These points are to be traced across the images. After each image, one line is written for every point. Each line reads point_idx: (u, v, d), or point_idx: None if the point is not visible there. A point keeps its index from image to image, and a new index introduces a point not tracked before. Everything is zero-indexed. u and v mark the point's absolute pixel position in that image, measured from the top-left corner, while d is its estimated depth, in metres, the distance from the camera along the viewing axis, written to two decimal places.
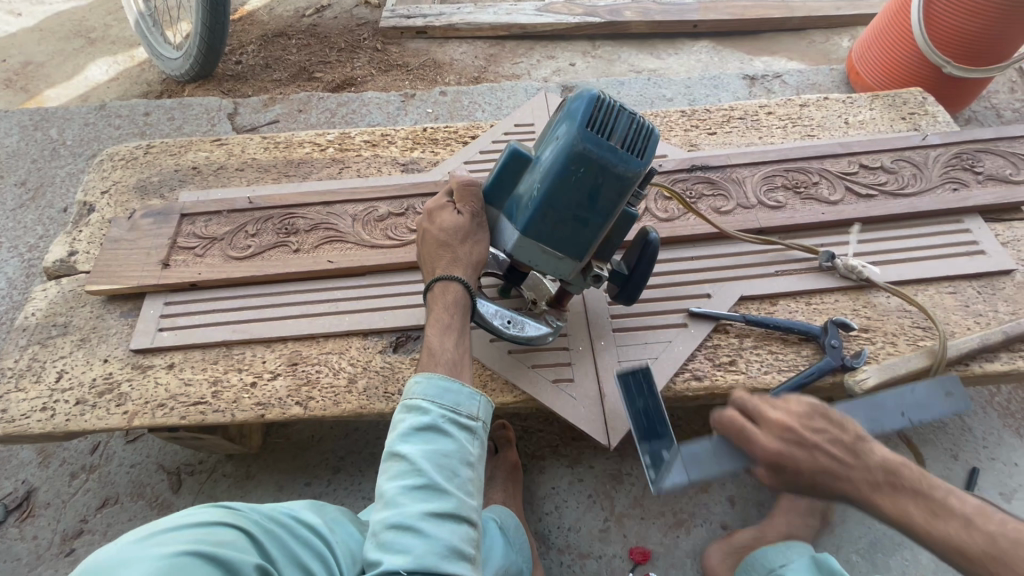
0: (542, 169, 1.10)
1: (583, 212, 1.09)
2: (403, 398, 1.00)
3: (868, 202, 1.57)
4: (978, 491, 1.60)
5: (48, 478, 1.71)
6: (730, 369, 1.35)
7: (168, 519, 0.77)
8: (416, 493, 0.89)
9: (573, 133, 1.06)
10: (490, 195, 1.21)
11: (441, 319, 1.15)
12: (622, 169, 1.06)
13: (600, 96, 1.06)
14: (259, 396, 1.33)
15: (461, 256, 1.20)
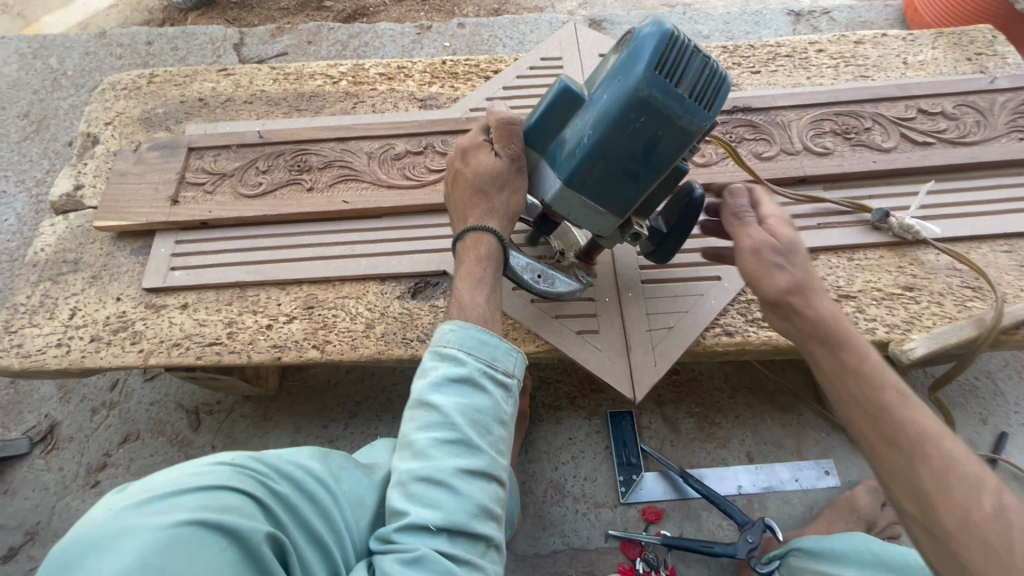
0: (597, 112, 0.99)
1: (636, 163, 1.00)
2: (434, 346, 0.94)
3: (925, 150, 1.45)
4: (1006, 456, 1.56)
5: (71, 413, 1.73)
6: (764, 325, 1.29)
7: (163, 478, 0.71)
8: (446, 448, 0.86)
9: (638, 74, 0.94)
10: (533, 134, 1.10)
11: (471, 270, 1.09)
12: (688, 121, 0.95)
13: (674, 32, 0.93)
14: (274, 339, 1.30)
15: (498, 206, 1.12)
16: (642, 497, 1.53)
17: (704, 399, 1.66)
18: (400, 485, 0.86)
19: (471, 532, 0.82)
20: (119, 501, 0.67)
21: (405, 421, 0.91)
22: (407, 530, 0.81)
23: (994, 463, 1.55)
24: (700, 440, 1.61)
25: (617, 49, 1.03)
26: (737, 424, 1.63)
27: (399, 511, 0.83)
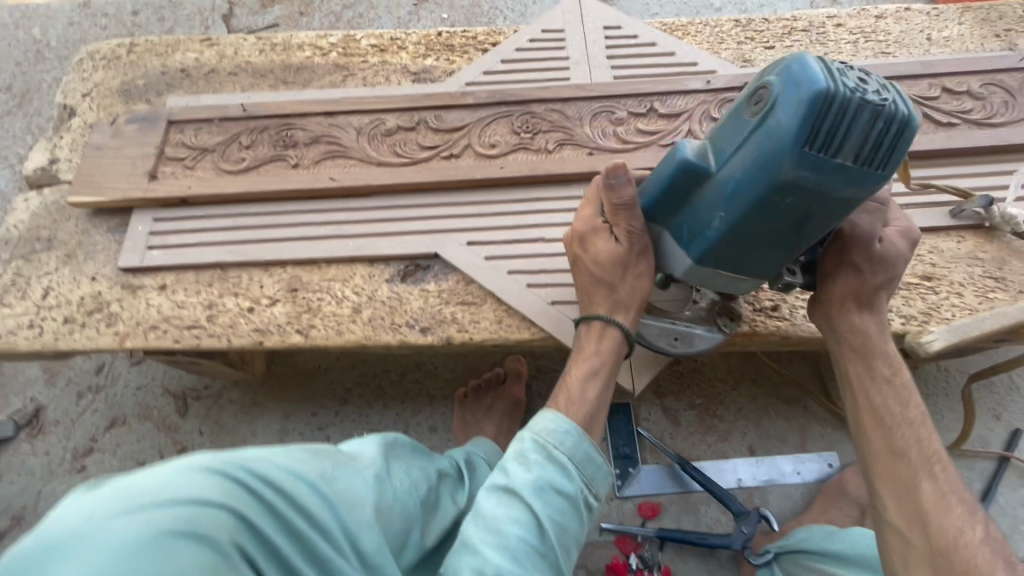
0: (727, 192, 0.86)
1: (785, 238, 0.87)
2: (542, 441, 0.88)
3: (948, 132, 1.36)
4: (1019, 454, 1.50)
5: (54, 396, 1.69)
6: (772, 315, 1.23)
7: (124, 486, 0.60)
8: (540, 565, 0.79)
9: (788, 151, 0.77)
10: (655, 211, 1.00)
11: (584, 362, 1.01)
12: (851, 192, 0.79)
13: (826, 91, 0.74)
14: (257, 323, 1.23)
15: (622, 295, 1.04)
16: (639, 490, 1.49)
17: (706, 391, 1.60)
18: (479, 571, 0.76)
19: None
20: (69, 513, 0.57)
21: (493, 504, 0.82)
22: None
23: (1006, 461, 1.49)
24: (701, 433, 1.55)
25: (749, 96, 0.84)
26: (740, 416, 1.57)
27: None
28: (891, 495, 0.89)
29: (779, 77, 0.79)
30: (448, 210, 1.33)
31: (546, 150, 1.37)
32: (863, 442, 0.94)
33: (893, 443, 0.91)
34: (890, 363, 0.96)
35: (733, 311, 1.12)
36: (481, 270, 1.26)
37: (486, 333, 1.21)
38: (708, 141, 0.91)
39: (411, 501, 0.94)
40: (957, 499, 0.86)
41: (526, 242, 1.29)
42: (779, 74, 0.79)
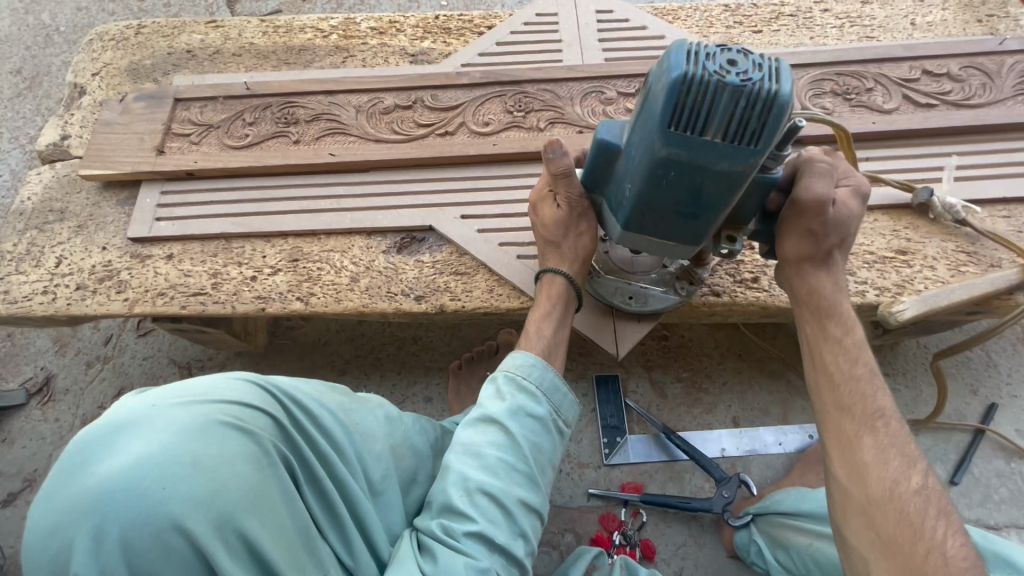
0: (632, 165, 0.96)
1: (688, 207, 0.96)
2: (514, 376, 1.04)
3: (927, 112, 1.41)
4: (994, 427, 1.55)
5: (65, 366, 1.75)
6: (752, 286, 1.28)
7: (186, 385, 0.79)
8: (516, 478, 0.95)
9: (654, 135, 0.89)
10: (586, 185, 1.12)
11: (544, 312, 1.16)
12: (726, 164, 0.88)
13: (684, 74, 0.84)
14: (259, 291, 1.29)
15: (566, 251, 1.17)
16: (627, 459, 1.54)
17: (692, 365, 1.66)
18: (463, 482, 0.92)
19: (518, 557, 0.91)
20: (146, 397, 0.77)
21: (471, 430, 0.98)
22: (468, 536, 0.88)
23: (981, 434, 1.55)
24: (687, 405, 1.61)
25: (646, 83, 0.95)
26: (725, 389, 1.63)
27: (462, 513, 0.90)
28: (837, 450, 0.95)
29: (658, 64, 0.89)
30: (443, 185, 1.38)
31: (537, 129, 1.42)
32: (817, 399, 1.01)
33: (841, 400, 0.97)
34: (846, 325, 1.04)
35: (695, 272, 1.21)
36: (474, 242, 1.31)
37: (478, 302, 1.27)
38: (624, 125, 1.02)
39: (423, 444, 1.07)
40: (897, 455, 0.90)
41: (517, 215, 1.34)
42: (659, 61, 0.89)
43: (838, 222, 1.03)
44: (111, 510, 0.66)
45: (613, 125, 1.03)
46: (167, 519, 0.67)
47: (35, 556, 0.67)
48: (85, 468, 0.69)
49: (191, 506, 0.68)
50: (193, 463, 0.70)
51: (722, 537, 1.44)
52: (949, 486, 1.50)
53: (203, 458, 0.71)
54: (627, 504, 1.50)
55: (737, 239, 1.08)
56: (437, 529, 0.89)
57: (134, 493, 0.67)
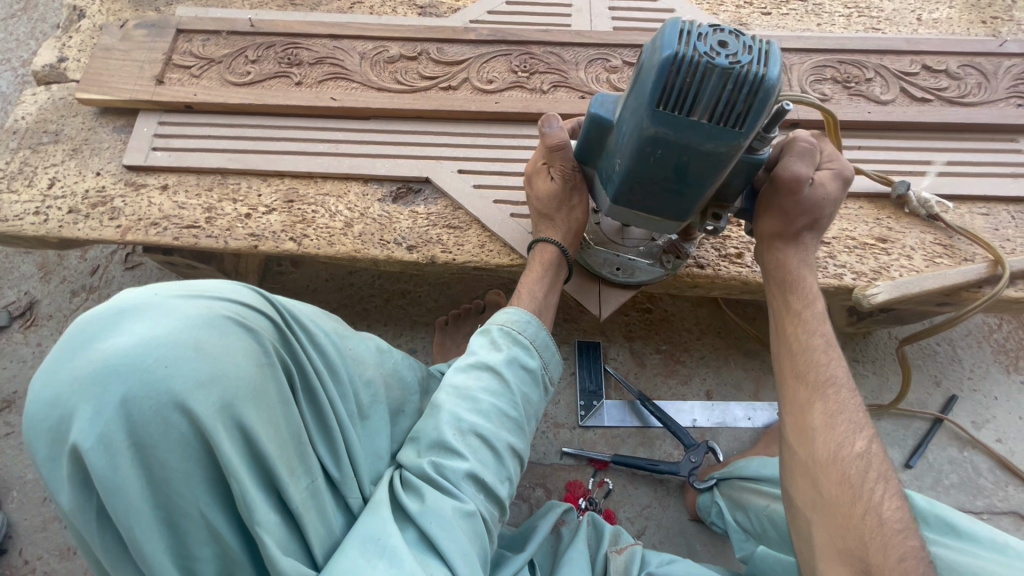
0: (621, 142, 0.98)
1: (676, 186, 0.98)
2: (509, 329, 1.09)
3: (921, 107, 1.44)
4: (952, 417, 1.63)
5: (50, 293, 1.75)
6: (737, 262, 1.31)
7: (197, 284, 0.79)
8: (506, 424, 1.01)
9: (641, 111, 0.90)
10: (580, 158, 1.12)
11: (535, 277, 1.19)
12: (712, 145, 0.90)
13: (673, 54, 0.84)
14: (252, 228, 1.30)
15: (560, 223, 1.19)
16: (601, 423, 1.59)
17: (673, 339, 1.71)
18: (457, 422, 0.96)
19: (502, 498, 0.97)
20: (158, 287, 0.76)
21: (465, 375, 1.03)
22: (460, 475, 0.92)
23: (939, 423, 1.62)
24: (663, 376, 1.66)
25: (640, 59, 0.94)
26: (701, 363, 1.68)
27: (456, 451, 0.94)
28: (792, 416, 1.00)
29: (651, 41, 0.89)
30: (443, 139, 1.39)
31: (540, 91, 1.43)
32: (779, 370, 1.07)
33: (796, 368, 1.03)
34: (807, 298, 1.09)
35: (682, 247, 1.24)
36: (469, 197, 1.33)
37: (469, 256, 1.29)
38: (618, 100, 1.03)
39: (411, 380, 1.10)
40: (844, 420, 0.94)
41: (514, 174, 1.35)
42: (653, 37, 0.89)
43: (816, 203, 1.06)
44: (120, 383, 0.67)
45: (606, 98, 1.02)
46: (175, 400, 0.68)
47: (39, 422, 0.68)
48: (96, 342, 0.69)
49: (199, 393, 0.69)
50: (203, 354, 0.71)
51: (686, 500, 1.50)
52: (903, 468, 1.58)
53: (213, 352, 0.72)
54: (594, 474, 1.54)
55: (722, 217, 1.12)
56: (428, 467, 0.92)
57: (144, 371, 0.68)
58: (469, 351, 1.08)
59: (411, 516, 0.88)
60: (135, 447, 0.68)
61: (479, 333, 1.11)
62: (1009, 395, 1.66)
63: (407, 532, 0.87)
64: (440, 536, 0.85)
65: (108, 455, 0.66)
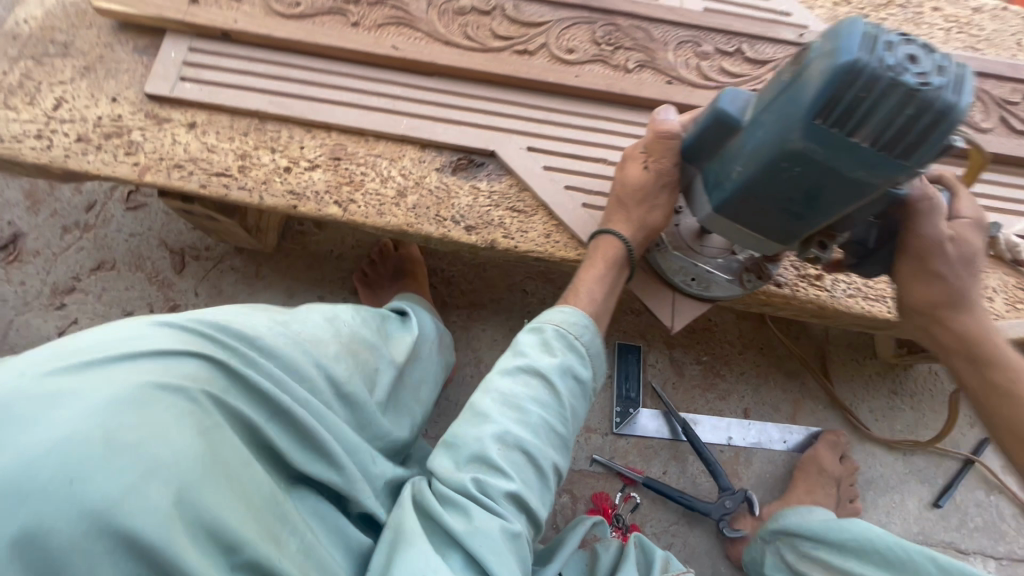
0: (749, 148, 0.84)
1: (799, 207, 0.87)
2: (566, 333, 0.96)
3: (1020, 140, 1.35)
4: (983, 459, 1.60)
5: (39, 226, 1.57)
6: (816, 284, 1.22)
7: (77, 344, 0.68)
8: (554, 440, 0.91)
9: (793, 122, 0.76)
10: (687, 152, 0.99)
11: (597, 273, 1.06)
12: (865, 174, 0.78)
13: (855, 62, 0.70)
14: (292, 184, 1.15)
15: (636, 218, 1.06)
16: (634, 432, 1.51)
17: (714, 350, 1.62)
18: (501, 436, 0.86)
19: (542, 518, 0.89)
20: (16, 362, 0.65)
21: (512, 380, 0.91)
22: (505, 495, 0.83)
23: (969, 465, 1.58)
24: (701, 389, 1.58)
25: (797, 57, 0.79)
26: (741, 380, 1.61)
27: (500, 469, 0.84)
28: None
29: (824, 40, 0.74)
30: (513, 110, 1.24)
31: (624, 69, 1.29)
32: None
33: None
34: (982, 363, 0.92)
35: (766, 267, 1.11)
36: (538, 179, 1.19)
37: (532, 245, 1.17)
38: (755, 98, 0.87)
39: (371, 337, 1.01)
40: None
41: (589, 159, 1.22)
42: (826, 36, 0.74)
43: (966, 258, 0.96)
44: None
45: (738, 94, 0.89)
46: (61, 495, 0.56)
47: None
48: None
49: (86, 483, 0.58)
50: (84, 431, 0.59)
51: (728, 551, 1.44)
52: (931, 507, 1.55)
53: (102, 424, 0.61)
54: (622, 488, 1.46)
55: (829, 246, 0.97)
56: (470, 485, 0.83)
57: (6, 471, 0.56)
58: (517, 351, 0.95)
59: (455, 537, 0.79)
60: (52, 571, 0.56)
61: (528, 330, 0.98)
62: None
63: (453, 557, 0.78)
64: (488, 560, 0.78)
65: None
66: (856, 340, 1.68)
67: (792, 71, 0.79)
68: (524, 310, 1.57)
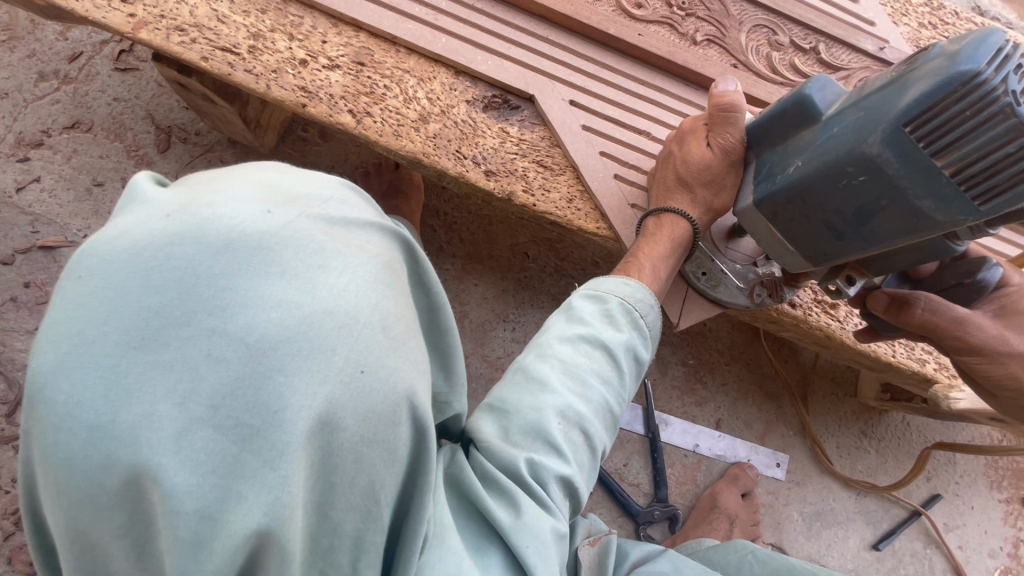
0: (819, 143, 0.76)
1: (845, 223, 0.78)
2: (630, 306, 0.88)
3: None
4: (929, 513, 1.62)
5: (13, 65, 1.41)
6: (830, 313, 1.17)
7: (246, 195, 0.47)
8: (605, 422, 0.84)
9: (878, 126, 0.68)
10: (752, 136, 0.90)
11: (662, 252, 0.97)
12: (930, 206, 0.69)
13: (977, 73, 0.62)
14: (305, 80, 1.02)
15: (699, 200, 0.98)
16: None
17: (702, 356, 1.58)
18: (563, 411, 0.78)
19: (581, 506, 0.83)
20: (167, 218, 0.45)
21: (574, 349, 0.84)
22: (557, 480, 0.75)
23: (916, 516, 1.61)
24: (680, 392, 1.55)
25: (912, 59, 0.71)
26: (720, 391, 1.58)
27: (557, 448, 0.76)
28: None
29: (951, 43, 0.66)
30: (562, 56, 1.13)
31: (691, 40, 1.19)
32: None
33: None
34: None
35: (782, 289, 1.05)
36: (573, 137, 1.09)
37: (553, 207, 1.07)
38: (842, 96, 0.79)
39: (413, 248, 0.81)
40: None
41: (632, 129, 1.12)
42: (955, 39, 0.65)
43: (1001, 309, 0.91)
44: (204, 406, 0.41)
45: (827, 84, 0.80)
46: (317, 410, 0.44)
47: (79, 493, 0.42)
48: (104, 344, 0.41)
49: (351, 393, 0.46)
50: (325, 330, 0.45)
51: None
52: (870, 548, 1.57)
53: (350, 318, 0.46)
54: None
55: (857, 282, 0.89)
56: (523, 466, 0.73)
57: (252, 376, 0.42)
58: (578, 319, 0.87)
59: (498, 529, 0.69)
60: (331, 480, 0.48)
61: (589, 297, 0.90)
62: (985, 508, 1.67)
63: (494, 552, 0.68)
64: (530, 559, 0.68)
65: (253, 501, 0.43)
66: (840, 374, 1.66)
67: (900, 71, 0.71)
68: (521, 273, 1.49)
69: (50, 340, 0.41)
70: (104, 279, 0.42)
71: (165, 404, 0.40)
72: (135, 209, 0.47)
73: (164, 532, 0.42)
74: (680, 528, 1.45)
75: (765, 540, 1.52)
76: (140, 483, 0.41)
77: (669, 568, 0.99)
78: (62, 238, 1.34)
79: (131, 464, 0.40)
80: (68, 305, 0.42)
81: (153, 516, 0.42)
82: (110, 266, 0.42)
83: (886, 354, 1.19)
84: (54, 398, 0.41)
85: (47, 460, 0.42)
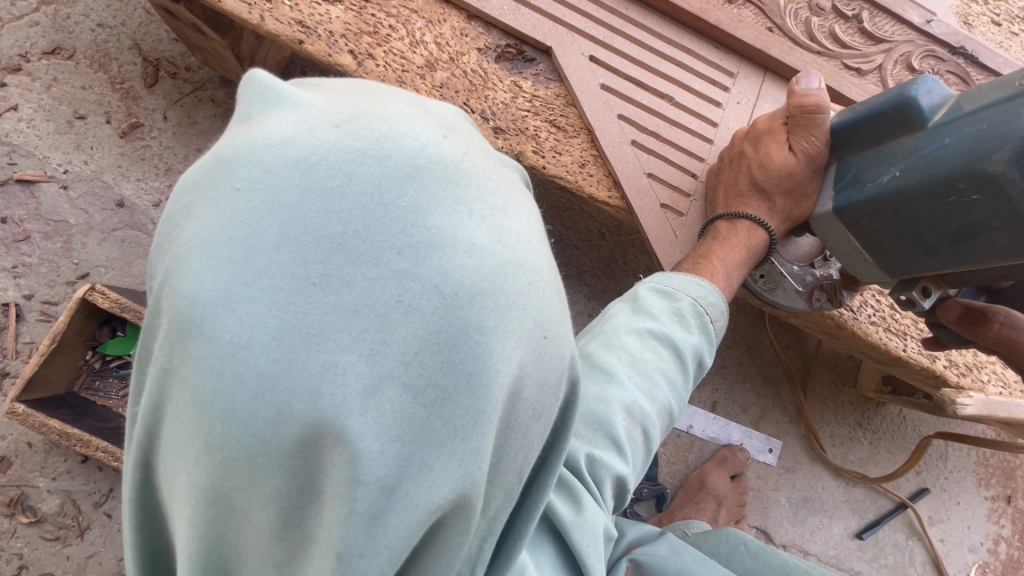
0: (923, 152, 0.75)
1: (940, 240, 0.77)
2: (698, 306, 0.84)
3: None
4: (915, 506, 1.62)
5: None
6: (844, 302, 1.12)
7: (411, 118, 0.42)
8: (663, 424, 0.83)
9: (1010, 144, 0.67)
10: (838, 136, 0.87)
11: (736, 258, 0.93)
12: None
13: None
14: (303, 14, 0.93)
15: (778, 207, 0.93)
16: None
17: None
18: (630, 407, 0.77)
19: (625, 505, 0.83)
20: (334, 132, 0.39)
21: (641, 342, 0.81)
22: (613, 478, 0.75)
23: (902, 508, 1.61)
24: None
25: None
26: (718, 373, 1.54)
27: (619, 445, 0.76)
28: None
29: None
30: (586, 6, 1.03)
31: None
32: None
33: None
34: None
35: (840, 293, 1.00)
36: (591, 97, 1.01)
37: (564, 171, 1.01)
38: (953, 100, 0.76)
39: None
40: None
41: (653, 92, 1.03)
42: None
43: None
44: (395, 360, 0.36)
45: (934, 86, 0.76)
46: (510, 376, 0.39)
47: (239, 449, 0.36)
48: (281, 279, 0.35)
49: (534, 361, 0.41)
50: (515, 285, 0.39)
51: None
52: (853, 536, 1.58)
53: (533, 275, 0.41)
54: None
55: (931, 295, 0.88)
56: (582, 459, 0.73)
57: (447, 332, 0.37)
58: (646, 312, 0.84)
59: (560, 525, 0.68)
60: (498, 455, 0.43)
61: (658, 291, 0.86)
62: (971, 504, 1.67)
63: (545, 549, 0.68)
64: (588, 558, 0.67)
65: (439, 473, 0.38)
66: (840, 365, 1.63)
67: None
68: None
69: (208, 267, 0.35)
70: (274, 201, 0.36)
71: (352, 355, 0.35)
72: (282, 114, 0.40)
73: (336, 504, 0.37)
74: (666, 507, 1.45)
75: (750, 523, 1.52)
76: (317, 441, 0.36)
77: (668, 551, 0.98)
78: (41, 172, 1.27)
79: (311, 420, 0.35)
80: (228, 226, 0.36)
81: (323, 481, 0.37)
82: (278, 182, 0.37)
83: (897, 347, 1.14)
84: (216, 336, 0.35)
85: (203, 408, 0.36)
